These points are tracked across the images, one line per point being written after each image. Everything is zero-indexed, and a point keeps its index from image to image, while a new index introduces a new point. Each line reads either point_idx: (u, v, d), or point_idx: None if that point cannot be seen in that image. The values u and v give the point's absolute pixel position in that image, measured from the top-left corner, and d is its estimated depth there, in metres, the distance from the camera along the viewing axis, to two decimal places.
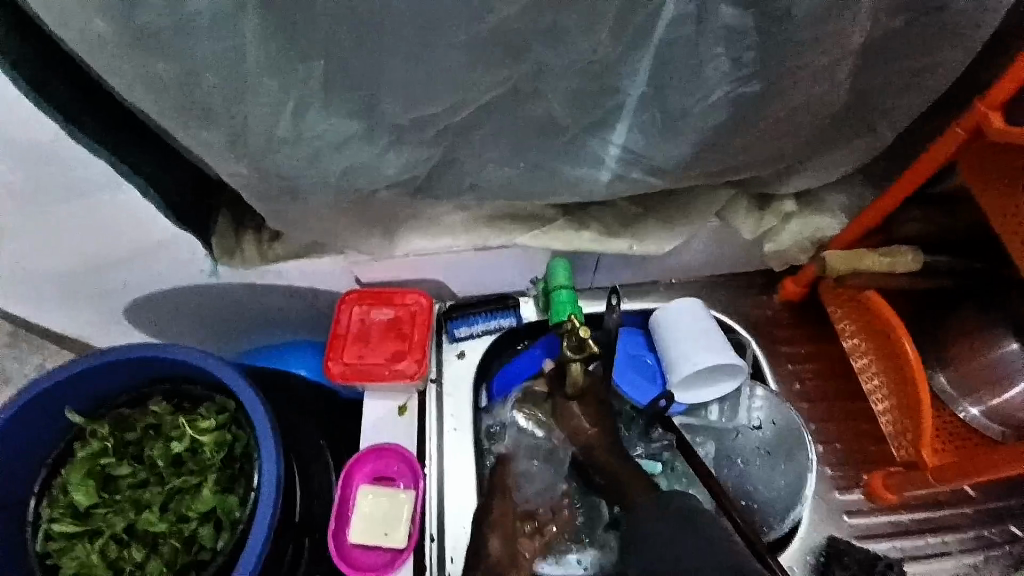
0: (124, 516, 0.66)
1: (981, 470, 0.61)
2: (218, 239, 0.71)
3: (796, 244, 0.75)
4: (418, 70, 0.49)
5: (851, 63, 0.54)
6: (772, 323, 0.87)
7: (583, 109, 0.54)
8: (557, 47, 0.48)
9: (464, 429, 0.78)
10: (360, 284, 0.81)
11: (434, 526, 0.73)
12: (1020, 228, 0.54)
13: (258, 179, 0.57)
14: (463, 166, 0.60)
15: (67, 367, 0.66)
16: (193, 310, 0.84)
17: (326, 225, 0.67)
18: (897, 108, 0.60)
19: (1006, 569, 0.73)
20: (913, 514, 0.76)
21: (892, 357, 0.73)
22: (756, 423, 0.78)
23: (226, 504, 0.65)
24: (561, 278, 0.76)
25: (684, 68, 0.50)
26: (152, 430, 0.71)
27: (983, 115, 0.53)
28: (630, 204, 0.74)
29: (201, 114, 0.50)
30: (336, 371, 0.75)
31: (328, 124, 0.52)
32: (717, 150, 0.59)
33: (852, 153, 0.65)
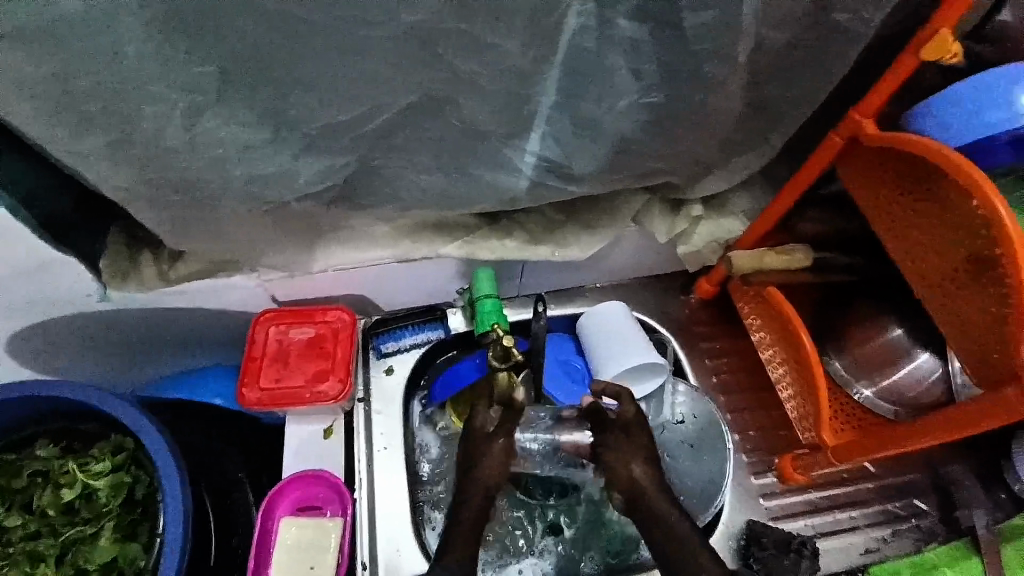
0: (17, 570, 0.60)
1: (871, 444, 0.65)
2: (109, 260, 0.66)
3: (707, 245, 0.79)
4: (322, 72, 0.47)
5: (753, 68, 0.57)
6: (691, 321, 0.91)
7: (500, 114, 0.54)
8: (469, 49, 0.47)
9: (395, 447, 0.75)
10: (277, 301, 0.77)
11: (367, 552, 0.70)
12: (891, 219, 0.59)
13: (151, 189, 0.53)
14: (380, 174, 0.59)
15: None
16: (88, 338, 0.76)
17: (237, 238, 0.62)
18: (797, 113, 0.63)
19: (913, 541, 0.79)
20: (823, 491, 0.81)
21: (792, 346, 0.78)
22: (679, 417, 0.82)
23: (127, 551, 0.60)
24: (485, 288, 0.75)
25: (590, 77, 0.52)
26: (43, 475, 0.63)
27: (857, 122, 0.58)
28: (554, 211, 0.75)
29: (83, 116, 0.45)
30: (252, 398, 0.70)
31: (229, 131, 0.49)
32: (629, 156, 0.61)
33: (760, 154, 0.69)
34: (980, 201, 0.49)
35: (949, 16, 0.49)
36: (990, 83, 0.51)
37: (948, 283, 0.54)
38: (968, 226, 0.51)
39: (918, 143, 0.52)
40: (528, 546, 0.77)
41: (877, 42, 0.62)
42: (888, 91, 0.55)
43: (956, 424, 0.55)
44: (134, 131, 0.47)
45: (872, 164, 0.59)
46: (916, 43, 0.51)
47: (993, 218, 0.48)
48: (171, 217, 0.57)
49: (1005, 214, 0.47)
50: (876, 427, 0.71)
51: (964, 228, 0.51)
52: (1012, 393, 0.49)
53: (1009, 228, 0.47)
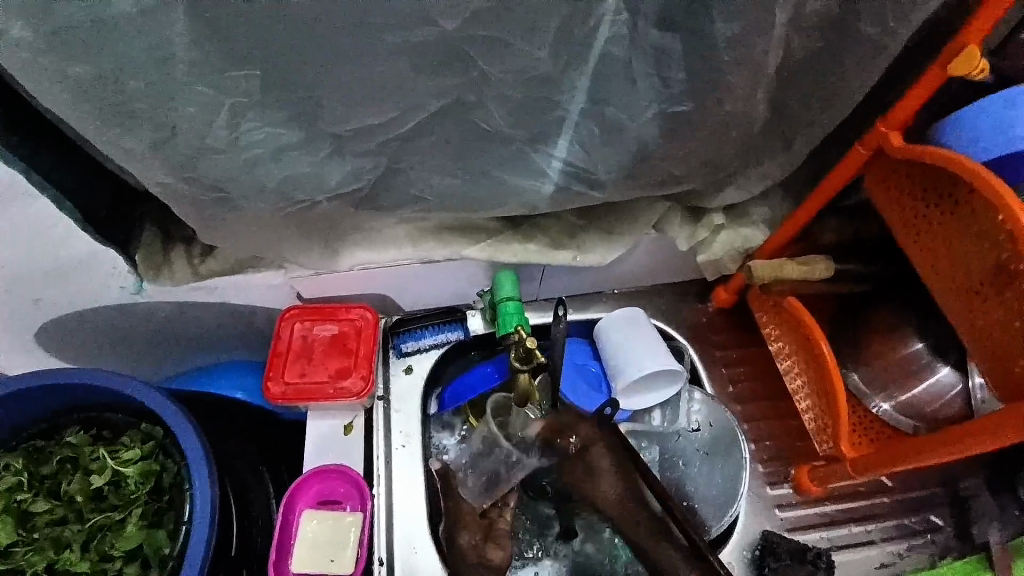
0: (44, 555, 0.61)
1: (889, 455, 0.65)
2: (144, 253, 0.67)
3: (727, 254, 0.79)
4: (358, 76, 0.48)
5: (777, 80, 0.57)
6: (707, 329, 0.91)
7: (529, 119, 0.55)
8: (500, 56, 0.48)
9: (413, 445, 0.77)
10: (301, 298, 0.78)
11: (384, 548, 0.71)
12: (915, 231, 0.59)
13: (189, 187, 0.55)
14: (408, 176, 0.60)
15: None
16: (117, 331, 0.78)
17: (267, 235, 0.64)
18: (820, 125, 0.64)
19: (928, 557, 0.79)
20: (840, 504, 0.81)
21: (811, 357, 0.78)
22: (695, 425, 0.82)
23: (153, 540, 0.61)
24: (507, 290, 0.76)
25: (618, 86, 0.53)
26: (71, 461, 0.65)
27: (882, 134, 0.58)
28: (575, 216, 0.76)
29: (130, 115, 0.47)
30: (277, 392, 0.72)
31: (266, 131, 0.51)
32: (653, 164, 0.62)
33: (781, 165, 0.69)
34: (1006, 215, 0.49)
35: (979, 30, 0.49)
36: (1018, 97, 0.51)
37: (971, 296, 0.55)
38: (993, 239, 0.51)
39: (945, 156, 0.53)
40: (545, 548, 0.78)
41: (901, 55, 0.62)
42: (914, 103, 0.55)
43: (975, 438, 0.55)
44: (175, 129, 0.49)
45: (897, 176, 0.60)
46: (943, 56, 0.52)
47: (1018, 233, 0.48)
48: (206, 213, 0.59)
49: None
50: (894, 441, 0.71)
51: (988, 242, 0.52)
52: None
53: None
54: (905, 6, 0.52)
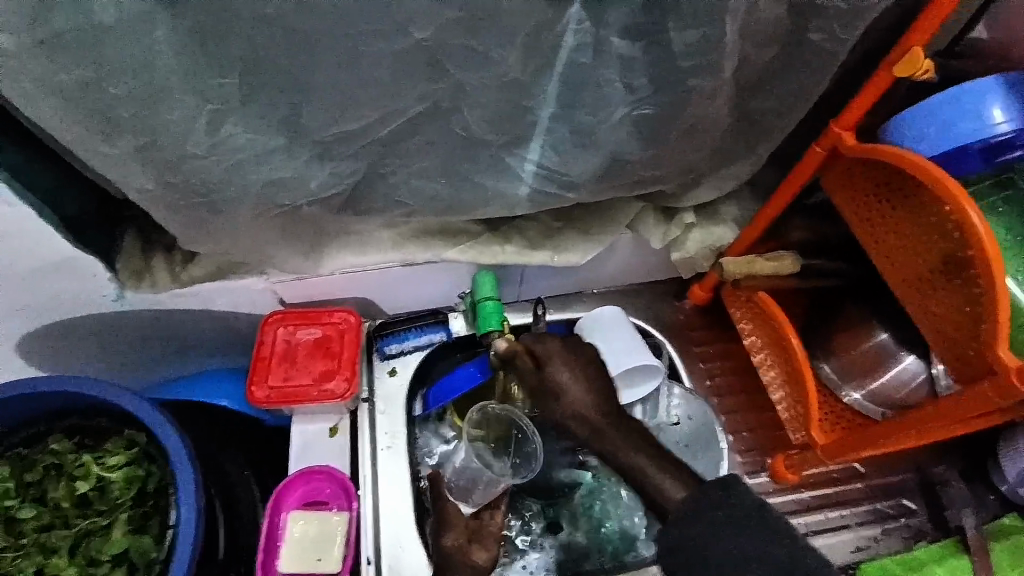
0: (32, 560, 0.61)
1: (857, 440, 0.68)
2: (125, 260, 0.68)
3: (700, 252, 0.82)
4: (336, 84, 0.50)
5: (740, 82, 0.60)
6: (684, 326, 0.94)
7: (501, 123, 0.57)
8: (472, 64, 0.51)
9: (398, 446, 0.78)
10: (285, 304, 0.79)
11: (371, 547, 0.72)
12: (872, 225, 0.62)
13: (171, 192, 0.56)
14: (388, 181, 0.62)
15: None
16: (101, 340, 0.79)
17: (248, 242, 0.65)
18: (781, 127, 0.67)
19: (903, 540, 0.81)
20: (816, 491, 0.83)
21: (782, 349, 0.80)
22: (674, 419, 0.85)
23: (138, 545, 0.61)
24: (487, 290, 0.77)
25: (586, 91, 0.55)
26: (56, 468, 0.65)
27: (837, 134, 0.61)
28: (552, 218, 0.78)
29: (112, 121, 0.48)
30: (261, 396, 0.73)
31: (247, 138, 0.52)
32: (624, 165, 0.64)
33: (748, 165, 0.72)
34: (952, 206, 0.52)
35: (922, 34, 0.52)
36: (962, 95, 0.54)
37: (925, 283, 0.58)
38: (942, 229, 0.54)
39: (894, 153, 0.55)
40: (530, 542, 0.79)
41: (854, 58, 0.66)
42: (867, 103, 0.58)
43: (932, 418, 0.58)
44: (157, 135, 0.50)
45: (852, 173, 0.63)
46: (890, 59, 0.55)
47: (965, 223, 0.51)
48: (189, 219, 0.60)
49: (977, 218, 0.50)
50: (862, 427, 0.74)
51: (939, 232, 0.55)
52: (987, 387, 0.52)
53: (980, 231, 0.50)
54: (854, 13, 0.55)
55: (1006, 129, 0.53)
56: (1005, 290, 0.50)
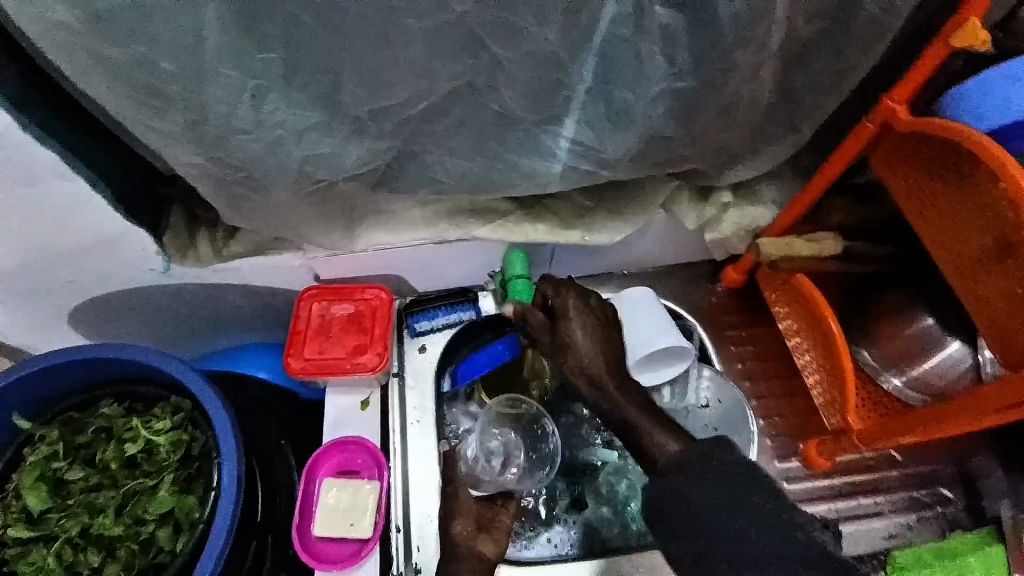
0: (78, 520, 0.64)
1: (895, 427, 0.66)
2: (170, 234, 0.70)
3: (735, 233, 0.81)
4: (374, 59, 0.50)
5: (785, 56, 0.58)
6: (716, 309, 0.92)
7: (537, 100, 0.57)
8: (510, 38, 0.50)
9: (428, 420, 0.79)
10: (319, 281, 0.81)
11: (401, 516, 0.74)
12: (920, 205, 0.60)
13: (214, 167, 0.57)
14: (423, 159, 0.62)
15: (37, 359, 0.66)
16: (146, 312, 0.82)
17: (286, 218, 0.67)
18: (826, 104, 0.65)
19: (938, 529, 0.79)
20: (849, 477, 0.82)
21: (818, 333, 0.79)
22: (704, 402, 0.84)
23: (184, 505, 0.64)
24: (517, 269, 0.78)
25: (626, 65, 0.54)
26: (105, 431, 0.69)
27: (890, 108, 0.59)
28: (584, 197, 0.77)
29: (160, 96, 0.49)
30: (297, 367, 0.74)
31: (287, 113, 0.53)
32: (661, 143, 0.63)
33: (789, 144, 0.70)
34: (1007, 185, 0.49)
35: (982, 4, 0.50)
36: (1022, 70, 0.52)
37: (974, 266, 0.55)
38: (996, 208, 0.52)
39: (949, 128, 0.53)
40: (554, 516, 0.80)
41: (906, 32, 0.63)
42: (920, 78, 0.56)
43: (977, 405, 0.56)
44: (201, 110, 0.51)
45: (903, 150, 0.60)
46: (945, 32, 0.52)
47: (1020, 203, 0.49)
48: (229, 194, 0.61)
49: None
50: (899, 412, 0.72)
51: (992, 212, 0.52)
52: None
53: None
54: None
55: None
56: None
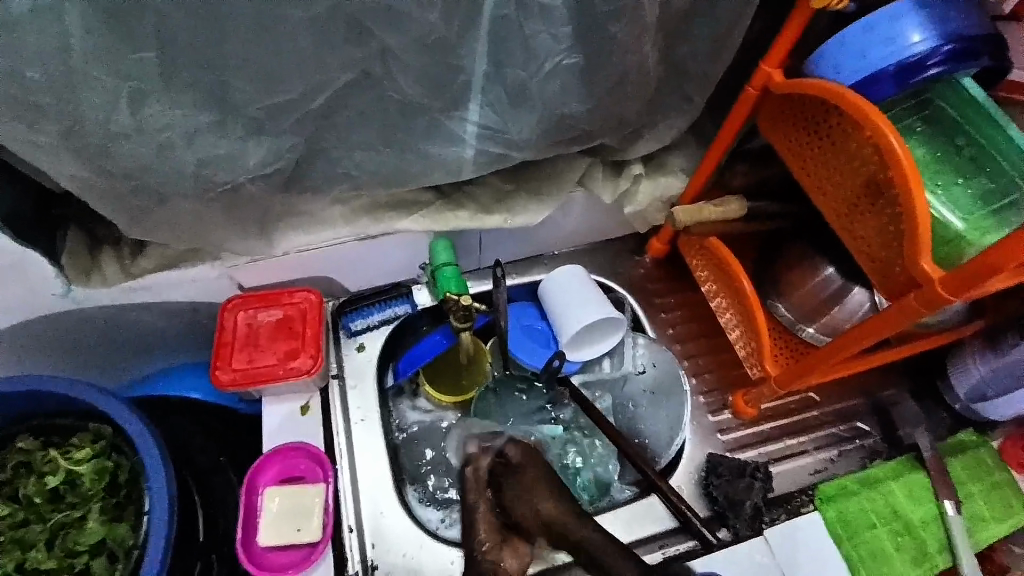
0: (10, 557, 0.62)
1: (806, 365, 0.71)
2: (70, 257, 0.67)
3: (651, 204, 0.84)
4: (258, 55, 0.50)
5: (664, 26, 0.61)
6: (645, 280, 0.96)
7: (435, 86, 0.58)
8: (395, 23, 0.51)
9: (371, 418, 0.79)
10: (243, 289, 0.79)
11: (352, 516, 0.73)
12: (802, 159, 0.64)
13: (105, 178, 0.56)
14: (330, 154, 0.62)
15: None
16: (59, 343, 0.78)
17: (196, 226, 0.65)
18: (712, 71, 0.69)
19: (859, 460, 0.85)
20: (774, 422, 0.87)
21: (734, 291, 0.83)
22: (640, 367, 0.89)
23: (115, 533, 0.62)
24: (443, 257, 0.78)
25: (514, 44, 0.56)
26: (26, 467, 0.66)
27: (767, 73, 0.63)
28: (504, 181, 0.78)
29: (31, 106, 0.48)
30: (226, 379, 0.72)
31: (174, 115, 0.52)
32: (565, 120, 0.65)
33: (686, 113, 0.74)
34: (873, 132, 0.54)
35: None
36: (878, 20, 0.56)
37: (854, 211, 0.60)
38: (863, 155, 0.57)
39: (817, 86, 0.58)
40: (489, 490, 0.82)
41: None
42: (789, 41, 0.60)
43: (868, 335, 0.62)
44: (78, 119, 0.50)
45: (783, 111, 0.65)
46: None
47: (885, 147, 0.53)
48: (127, 206, 0.59)
49: (895, 140, 0.52)
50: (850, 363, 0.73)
51: (861, 159, 0.57)
52: (914, 299, 0.55)
53: (899, 153, 0.52)
54: None
55: (921, 48, 0.55)
56: (924, 207, 0.52)
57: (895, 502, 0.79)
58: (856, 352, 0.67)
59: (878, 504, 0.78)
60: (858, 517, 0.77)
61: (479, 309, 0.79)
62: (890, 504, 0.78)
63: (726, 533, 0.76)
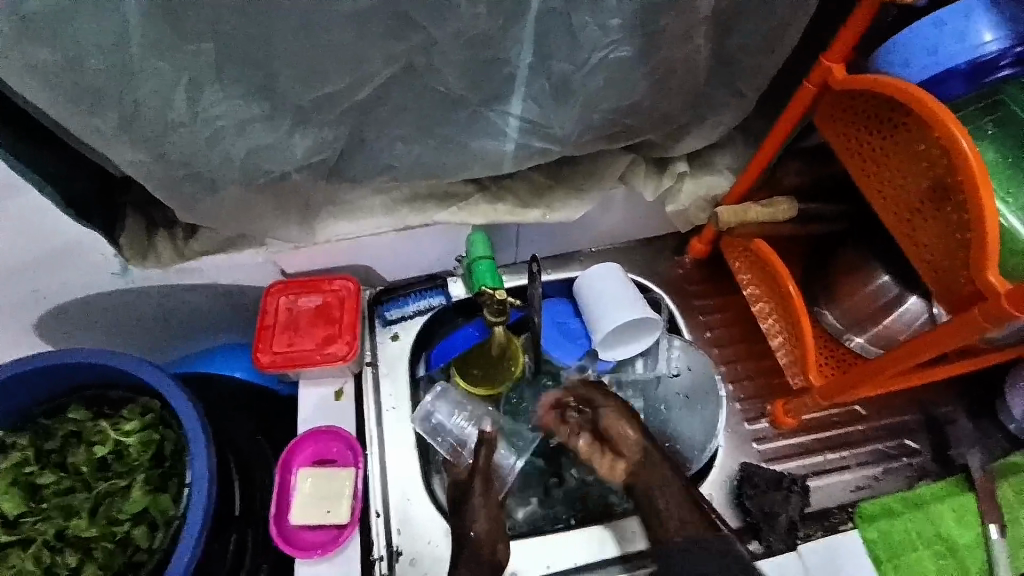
0: (53, 523, 0.65)
1: (856, 376, 0.68)
2: (127, 237, 0.69)
3: (694, 203, 0.82)
4: (305, 45, 0.51)
5: (715, 19, 0.59)
6: (683, 280, 0.93)
7: (478, 78, 0.57)
8: (440, 15, 0.50)
9: (403, 407, 0.80)
10: (284, 275, 0.81)
11: (380, 501, 0.74)
12: (861, 159, 0.61)
13: (159, 164, 0.58)
14: (372, 144, 0.63)
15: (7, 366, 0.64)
16: (111, 320, 0.81)
17: (243, 212, 0.67)
18: (766, 65, 0.66)
19: (905, 479, 0.81)
20: (815, 434, 0.84)
21: (778, 295, 0.80)
22: (675, 370, 0.86)
23: (159, 502, 0.65)
24: (480, 250, 0.77)
25: (560, 37, 0.55)
26: (76, 436, 0.69)
27: (826, 69, 0.60)
28: (544, 175, 0.77)
29: (91, 93, 0.50)
30: (266, 361, 0.74)
31: (225, 105, 0.54)
32: (608, 115, 0.64)
33: (735, 110, 0.71)
34: (941, 133, 0.51)
35: None
36: (945, 18, 0.53)
37: (914, 217, 0.57)
38: (930, 157, 0.53)
39: (882, 83, 0.54)
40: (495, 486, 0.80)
41: None
42: (853, 36, 0.57)
43: (927, 347, 0.58)
44: (135, 106, 0.52)
45: (842, 108, 0.62)
46: None
47: (955, 150, 0.50)
48: (178, 192, 0.61)
49: (965, 143, 0.49)
50: (902, 377, 0.69)
51: (927, 160, 0.54)
52: (977, 312, 0.52)
53: (969, 157, 0.49)
54: None
55: (994, 48, 0.51)
56: (993, 214, 0.49)
57: (939, 523, 0.76)
58: (913, 365, 0.63)
59: (923, 525, 0.75)
60: (901, 537, 0.75)
61: (513, 304, 0.79)
62: (935, 526, 0.75)
63: (758, 546, 0.74)
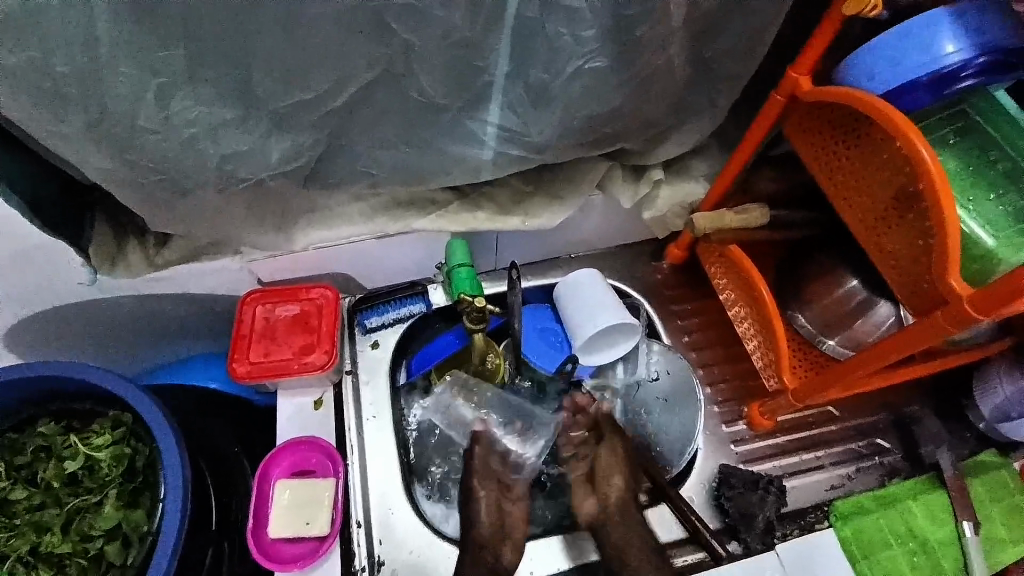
0: (26, 539, 0.64)
1: (827, 379, 0.69)
2: (97, 246, 0.68)
3: (672, 210, 0.83)
4: (281, 52, 0.50)
5: (688, 28, 0.60)
6: (661, 285, 0.95)
7: (455, 85, 0.58)
8: (418, 23, 0.51)
9: (383, 416, 0.79)
10: (261, 283, 0.80)
11: (361, 511, 0.74)
12: (828, 167, 0.63)
13: (131, 170, 0.57)
14: (350, 151, 0.63)
15: None
16: (81, 330, 0.79)
17: (218, 219, 0.66)
18: (738, 74, 0.67)
19: (878, 477, 0.83)
20: (790, 435, 0.85)
21: (753, 300, 0.82)
22: (655, 374, 0.87)
23: (131, 518, 0.64)
24: (459, 257, 0.78)
25: (537, 45, 0.55)
26: (45, 450, 0.67)
27: (794, 80, 0.62)
28: (523, 182, 0.78)
29: (60, 98, 0.49)
30: (243, 371, 0.73)
31: (200, 110, 0.53)
32: (585, 123, 0.65)
33: (709, 118, 0.73)
34: (903, 143, 0.53)
35: None
36: (911, 29, 0.54)
37: (880, 223, 0.59)
38: (894, 165, 0.55)
39: (847, 94, 0.56)
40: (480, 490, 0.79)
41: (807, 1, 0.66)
42: (820, 47, 0.59)
43: (895, 349, 0.60)
44: (106, 111, 0.51)
45: (810, 118, 0.64)
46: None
47: (917, 159, 0.52)
48: (151, 198, 0.60)
49: (926, 153, 0.51)
50: (872, 378, 0.71)
51: (891, 169, 0.56)
52: (941, 315, 0.53)
53: (930, 166, 0.51)
54: None
55: (956, 58, 0.53)
56: (953, 220, 0.51)
57: (911, 521, 0.77)
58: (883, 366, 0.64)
59: (895, 522, 0.77)
60: (874, 534, 0.76)
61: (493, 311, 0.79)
62: (907, 522, 0.77)
63: (737, 547, 0.75)
